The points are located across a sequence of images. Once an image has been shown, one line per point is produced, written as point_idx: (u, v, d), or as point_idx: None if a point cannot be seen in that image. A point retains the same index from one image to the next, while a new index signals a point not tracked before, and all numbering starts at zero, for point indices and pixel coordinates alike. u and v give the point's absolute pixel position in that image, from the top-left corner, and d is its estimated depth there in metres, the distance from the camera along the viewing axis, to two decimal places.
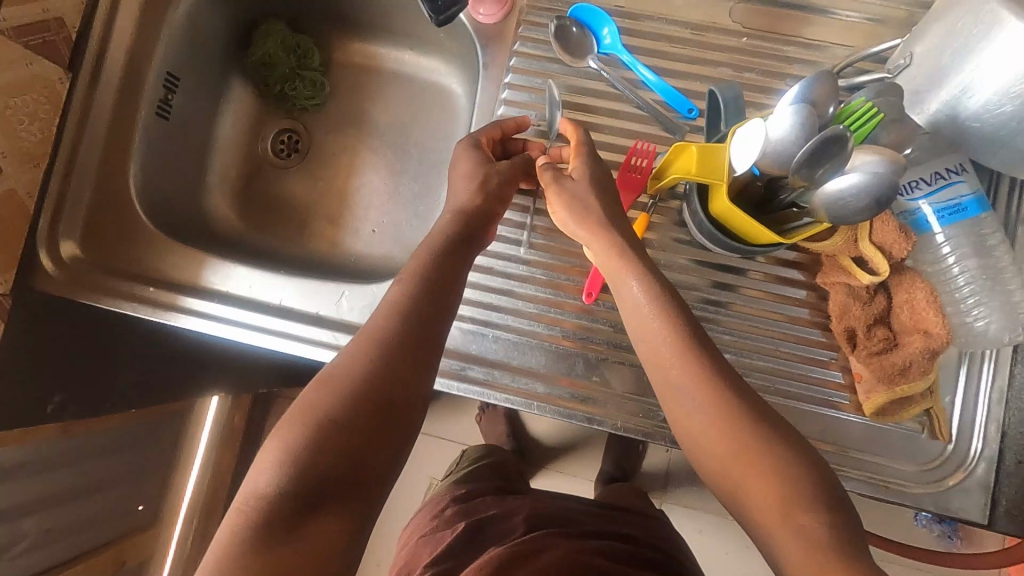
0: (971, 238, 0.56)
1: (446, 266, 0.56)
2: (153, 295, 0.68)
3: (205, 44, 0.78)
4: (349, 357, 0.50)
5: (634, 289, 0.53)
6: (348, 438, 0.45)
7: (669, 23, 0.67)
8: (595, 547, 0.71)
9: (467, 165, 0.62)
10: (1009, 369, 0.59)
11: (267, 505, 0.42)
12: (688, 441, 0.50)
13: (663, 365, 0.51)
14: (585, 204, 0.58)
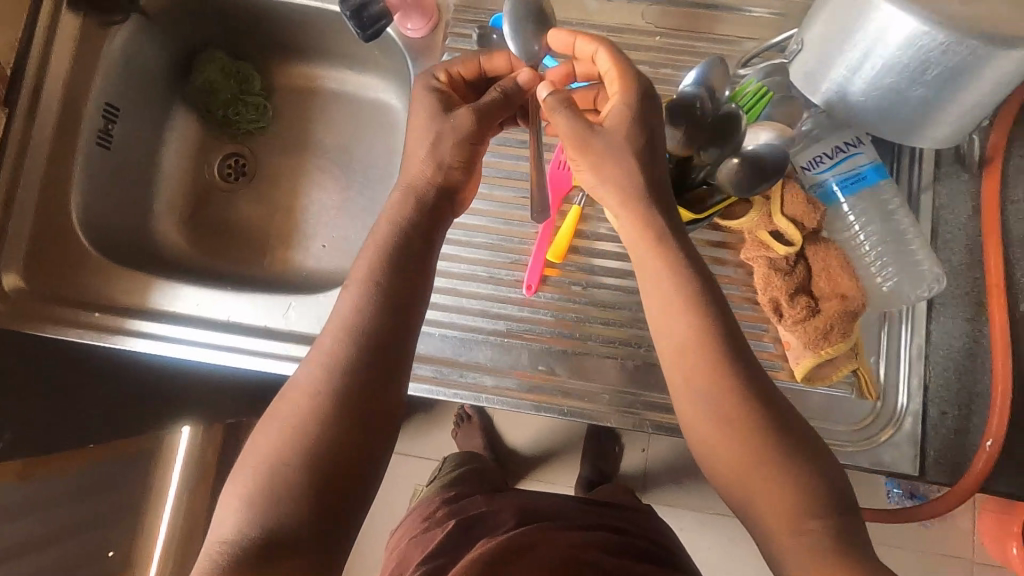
0: (875, 205, 0.60)
1: (406, 260, 0.52)
2: (99, 320, 0.69)
3: (144, 75, 0.80)
4: (304, 384, 0.48)
5: (665, 284, 0.51)
6: (310, 472, 0.44)
7: (588, 28, 0.71)
8: (589, 540, 0.72)
9: (426, 107, 0.57)
10: (925, 327, 0.62)
11: (232, 551, 0.42)
12: (697, 433, 0.49)
13: (691, 361, 0.49)
14: (613, 162, 0.52)
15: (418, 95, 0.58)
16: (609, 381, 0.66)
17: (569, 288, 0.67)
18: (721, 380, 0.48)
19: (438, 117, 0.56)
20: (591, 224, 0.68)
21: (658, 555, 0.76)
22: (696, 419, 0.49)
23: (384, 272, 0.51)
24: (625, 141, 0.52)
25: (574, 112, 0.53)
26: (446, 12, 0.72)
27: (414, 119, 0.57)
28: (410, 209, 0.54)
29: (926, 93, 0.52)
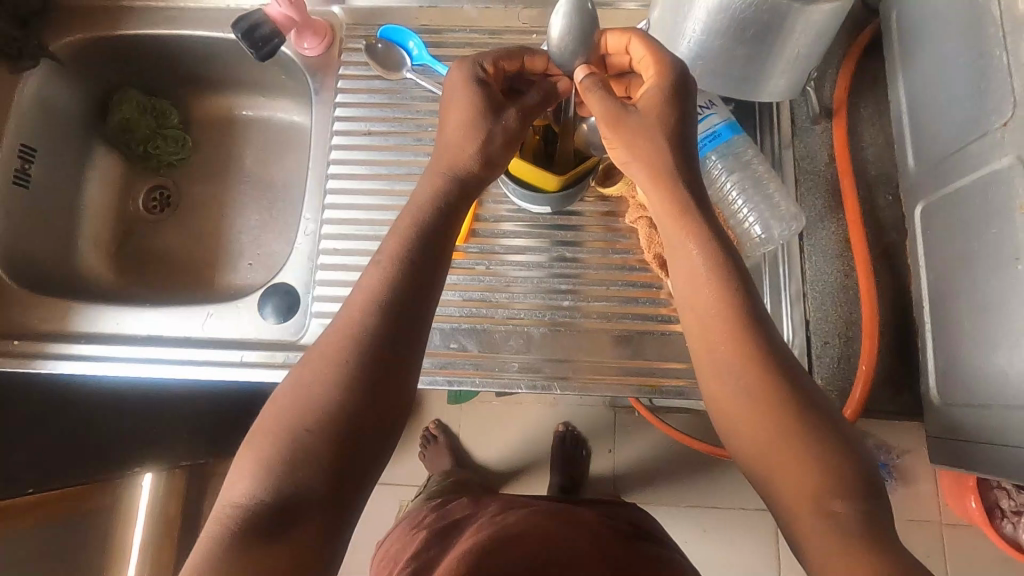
0: (733, 158, 0.65)
1: (432, 240, 0.52)
2: (18, 348, 0.70)
3: (60, 116, 0.83)
4: (325, 358, 0.47)
5: (694, 255, 0.51)
6: (327, 442, 0.44)
7: (470, 32, 0.77)
8: (572, 524, 0.73)
9: (462, 106, 0.56)
10: (800, 265, 0.67)
11: (243, 514, 0.42)
12: (719, 400, 0.49)
13: (713, 327, 0.50)
14: (646, 142, 0.53)
15: (456, 86, 0.56)
16: (517, 350, 0.69)
17: (471, 268, 0.71)
18: (748, 351, 0.48)
19: (485, 114, 0.55)
20: (487, 206, 0.73)
21: (643, 535, 0.78)
22: (723, 396, 0.49)
23: (414, 249, 0.51)
24: (663, 122, 0.53)
25: (610, 95, 0.55)
26: (338, 30, 0.78)
27: (452, 110, 0.56)
28: (444, 188, 0.54)
29: (749, 50, 0.58)
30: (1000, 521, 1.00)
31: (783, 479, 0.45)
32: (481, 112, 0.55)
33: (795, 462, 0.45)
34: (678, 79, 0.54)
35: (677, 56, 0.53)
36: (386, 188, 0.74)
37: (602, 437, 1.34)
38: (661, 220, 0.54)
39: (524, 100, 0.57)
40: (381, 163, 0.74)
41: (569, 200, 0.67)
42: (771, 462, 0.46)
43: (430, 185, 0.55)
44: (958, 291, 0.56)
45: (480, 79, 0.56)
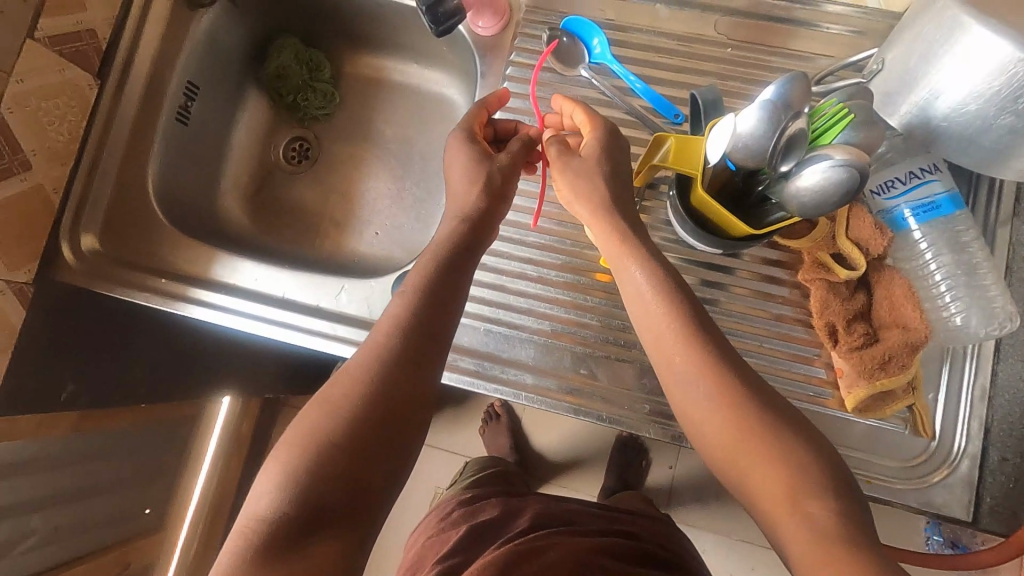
0: (946, 235, 0.57)
1: (453, 273, 0.55)
2: (164, 286, 0.72)
3: (223, 57, 0.83)
4: (346, 376, 0.50)
5: (637, 276, 0.54)
6: (347, 455, 0.46)
7: (657, 35, 0.71)
8: (605, 546, 0.69)
9: (459, 159, 0.63)
10: (991, 367, 0.59)
11: (267, 526, 0.43)
12: (701, 440, 0.50)
13: (668, 352, 0.51)
14: (589, 184, 0.58)
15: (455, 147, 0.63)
16: (649, 391, 0.65)
17: (612, 292, 0.67)
18: (722, 381, 0.49)
19: (480, 161, 0.61)
20: None
21: (679, 565, 0.73)
22: (687, 407, 0.50)
23: (435, 279, 0.54)
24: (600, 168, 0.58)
25: (600, 139, 0.59)
26: (516, 11, 0.73)
27: (453, 164, 0.63)
28: (460, 231, 0.58)
29: (1014, 123, 0.50)
30: None
31: (757, 496, 0.45)
32: (476, 158, 0.61)
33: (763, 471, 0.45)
34: (610, 137, 0.60)
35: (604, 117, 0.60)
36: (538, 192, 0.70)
37: (665, 452, 1.30)
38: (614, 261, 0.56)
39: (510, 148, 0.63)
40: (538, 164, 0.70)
41: (746, 246, 0.59)
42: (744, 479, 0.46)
43: (446, 227, 0.59)
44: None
45: (469, 135, 0.64)
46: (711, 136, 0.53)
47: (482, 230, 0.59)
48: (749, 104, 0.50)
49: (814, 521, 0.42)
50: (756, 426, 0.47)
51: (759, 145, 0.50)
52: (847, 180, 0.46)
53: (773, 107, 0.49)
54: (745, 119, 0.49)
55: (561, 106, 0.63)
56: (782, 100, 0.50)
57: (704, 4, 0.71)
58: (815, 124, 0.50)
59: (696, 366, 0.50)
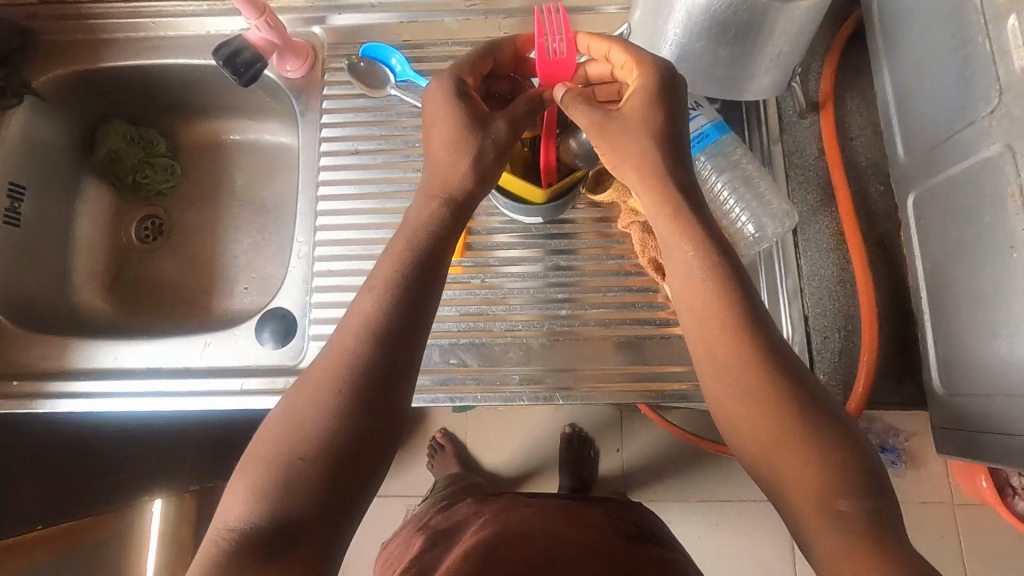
0: (722, 157, 0.65)
1: (429, 263, 0.51)
2: (20, 388, 0.70)
3: (47, 154, 0.83)
4: (316, 381, 0.47)
5: (689, 257, 0.51)
6: (322, 465, 0.44)
7: (452, 46, 0.77)
8: (582, 523, 0.72)
9: (445, 126, 0.54)
10: (796, 262, 0.67)
11: (237, 538, 0.42)
12: (710, 374, 0.49)
13: (694, 300, 0.50)
14: (640, 141, 0.53)
15: (444, 107, 0.54)
16: (518, 362, 0.69)
17: (465, 281, 0.71)
18: (755, 355, 0.47)
19: (471, 130, 0.54)
20: (478, 220, 0.72)
21: (649, 532, 0.76)
22: (717, 383, 0.49)
23: (411, 275, 0.50)
24: (662, 119, 0.53)
25: (653, 84, 0.53)
26: (320, 50, 0.78)
27: (438, 132, 0.54)
28: (434, 207, 0.54)
29: (731, 50, 0.58)
30: (1010, 498, 0.95)
31: (763, 451, 0.47)
32: (469, 127, 0.54)
33: (775, 429, 0.46)
34: (662, 78, 0.53)
35: (660, 56, 0.53)
36: (376, 207, 0.74)
37: (608, 436, 1.33)
38: (650, 217, 0.53)
39: (509, 108, 0.55)
40: (370, 182, 0.74)
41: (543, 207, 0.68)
42: (746, 433, 0.47)
43: (419, 204, 0.54)
44: (960, 274, 0.56)
45: (463, 92, 0.55)
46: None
47: (460, 207, 0.55)
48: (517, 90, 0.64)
49: (846, 520, 0.42)
50: (768, 376, 0.47)
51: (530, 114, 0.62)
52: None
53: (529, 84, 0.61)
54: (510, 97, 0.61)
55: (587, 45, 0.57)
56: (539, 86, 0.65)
57: (485, 10, 0.78)
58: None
59: (730, 343, 0.48)
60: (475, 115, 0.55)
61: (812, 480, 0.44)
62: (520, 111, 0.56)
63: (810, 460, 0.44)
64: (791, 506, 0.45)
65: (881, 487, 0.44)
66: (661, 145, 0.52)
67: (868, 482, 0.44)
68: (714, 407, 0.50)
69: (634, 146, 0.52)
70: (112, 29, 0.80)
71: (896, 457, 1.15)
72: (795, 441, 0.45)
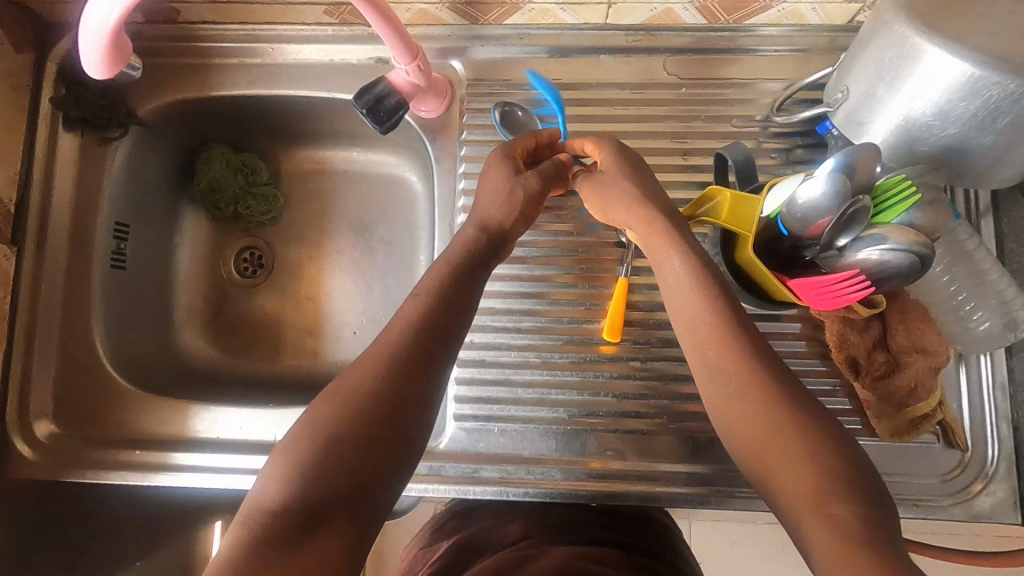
0: (949, 247, 0.57)
1: (469, 276, 0.53)
2: (140, 458, 0.66)
3: (148, 186, 0.76)
4: (361, 370, 0.47)
5: (676, 267, 0.50)
6: (352, 444, 0.43)
7: (607, 87, 0.68)
8: (600, 555, 0.59)
9: (493, 179, 0.58)
10: (1007, 362, 0.59)
11: (270, 517, 0.40)
12: (706, 380, 0.47)
13: (684, 309, 0.49)
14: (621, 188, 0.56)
15: (488, 167, 0.60)
16: (683, 458, 0.63)
17: (625, 363, 0.64)
18: (744, 360, 0.46)
19: (509, 176, 0.58)
20: (640, 293, 0.66)
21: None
22: (715, 393, 0.47)
23: (450, 282, 0.51)
24: (625, 174, 0.57)
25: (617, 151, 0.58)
26: (458, 86, 0.69)
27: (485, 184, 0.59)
28: (477, 240, 0.55)
29: (995, 140, 0.50)
30: None
31: (754, 449, 0.44)
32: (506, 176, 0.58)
33: (766, 419, 0.44)
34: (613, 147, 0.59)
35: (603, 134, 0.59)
36: (523, 273, 0.67)
37: None
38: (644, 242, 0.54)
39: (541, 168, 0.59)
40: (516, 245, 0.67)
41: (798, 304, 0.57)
42: (739, 431, 0.45)
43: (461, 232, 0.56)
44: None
45: (509, 156, 0.60)
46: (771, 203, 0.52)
47: (497, 244, 0.56)
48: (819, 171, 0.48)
49: (838, 521, 0.39)
50: (758, 374, 0.45)
51: (820, 218, 0.48)
52: (910, 265, 0.47)
53: (842, 178, 0.47)
54: (809, 189, 0.48)
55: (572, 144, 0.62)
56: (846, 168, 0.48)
57: (649, 47, 0.68)
58: (878, 197, 0.49)
59: (722, 347, 0.47)
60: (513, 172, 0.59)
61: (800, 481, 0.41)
62: (550, 172, 0.59)
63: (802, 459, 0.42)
64: (785, 504, 0.42)
65: (877, 498, 0.40)
66: (639, 188, 0.55)
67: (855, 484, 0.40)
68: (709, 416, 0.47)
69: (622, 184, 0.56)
70: (224, 53, 0.71)
71: None
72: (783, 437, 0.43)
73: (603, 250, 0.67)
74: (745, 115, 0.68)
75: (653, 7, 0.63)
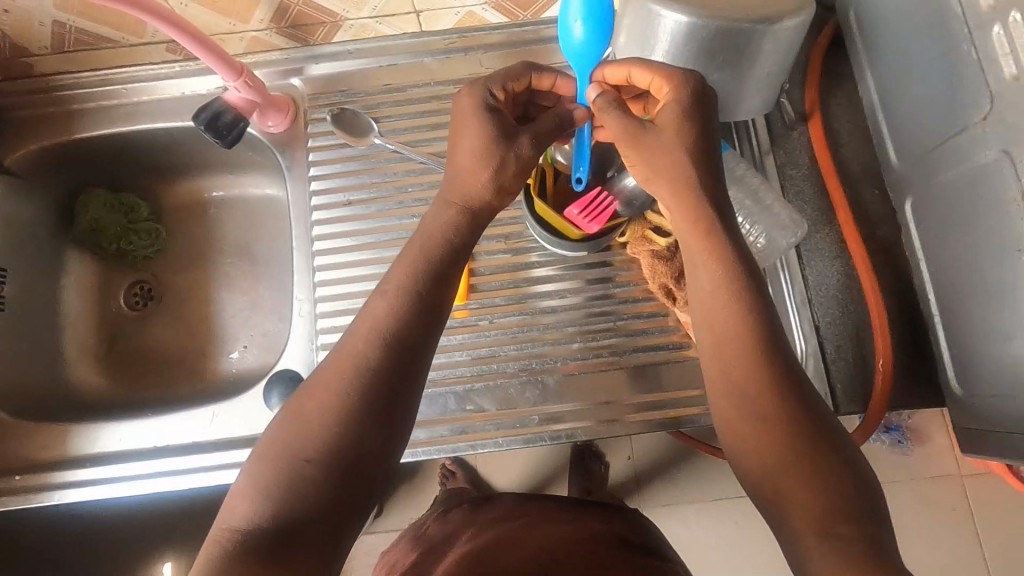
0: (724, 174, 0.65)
1: (446, 274, 0.49)
2: (22, 483, 0.68)
3: (25, 233, 0.80)
4: (329, 379, 0.45)
5: (702, 273, 0.48)
6: (325, 464, 0.42)
7: (435, 86, 0.77)
8: (579, 536, 0.65)
9: (472, 134, 0.52)
10: (801, 272, 0.67)
11: (240, 539, 0.39)
12: (720, 388, 0.47)
13: (710, 313, 0.48)
14: (672, 152, 0.50)
15: (468, 111, 0.52)
16: (536, 402, 0.68)
17: (476, 324, 0.70)
18: (762, 372, 0.45)
19: (497, 139, 0.51)
20: (481, 259, 0.72)
21: (654, 546, 0.68)
22: (727, 403, 0.46)
23: (423, 286, 0.47)
24: (683, 131, 0.50)
25: (684, 100, 0.50)
26: (301, 102, 0.76)
27: (464, 133, 0.52)
28: (457, 226, 0.51)
29: (721, 75, 0.59)
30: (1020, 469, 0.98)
31: (755, 460, 0.44)
32: (493, 139, 0.51)
33: (780, 444, 0.43)
34: (689, 91, 0.51)
35: (689, 71, 0.51)
36: (375, 257, 0.73)
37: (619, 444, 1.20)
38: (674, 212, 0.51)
39: (534, 125, 0.53)
40: (366, 233, 0.73)
41: (599, 240, 0.67)
42: (744, 446, 0.45)
43: (437, 212, 0.52)
44: (963, 260, 0.55)
45: (493, 106, 0.53)
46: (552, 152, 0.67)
47: (477, 225, 0.52)
48: None
49: (842, 548, 0.38)
50: (774, 386, 0.45)
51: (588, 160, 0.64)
52: None
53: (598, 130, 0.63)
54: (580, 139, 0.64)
55: (611, 72, 0.56)
56: None
57: (465, 47, 0.77)
58: None
59: (742, 355, 0.46)
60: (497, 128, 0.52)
61: (801, 500, 0.41)
62: (549, 129, 0.53)
63: (811, 481, 0.41)
64: (783, 519, 0.42)
65: (878, 517, 0.40)
66: (688, 149, 0.50)
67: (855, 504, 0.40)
68: (715, 418, 0.47)
69: (690, 144, 0.50)
70: (84, 99, 0.78)
71: (899, 435, 1.11)
72: (796, 464, 0.42)
73: None
74: None
75: (456, 11, 0.72)
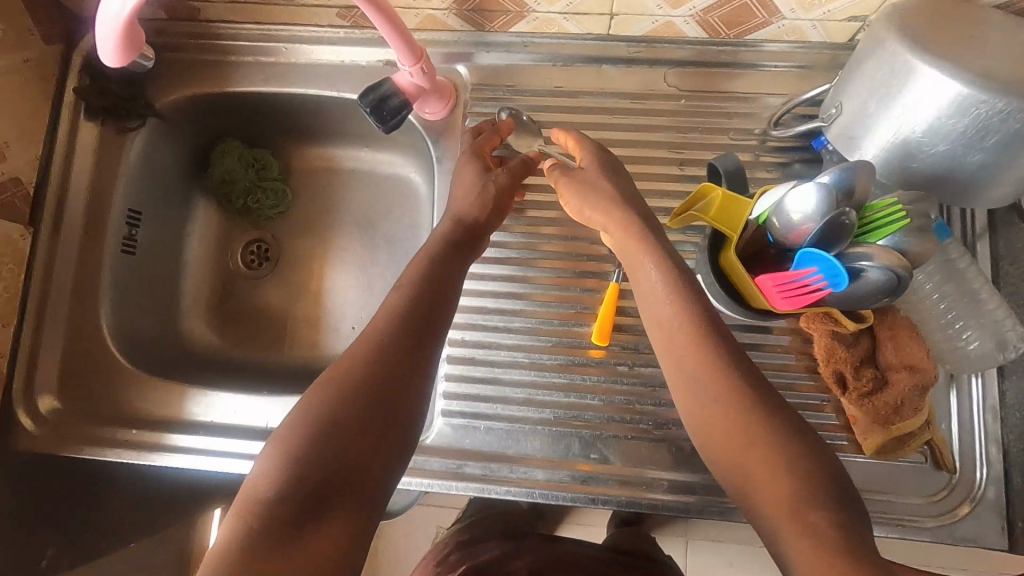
0: (941, 263, 0.58)
1: (445, 268, 0.54)
2: (137, 437, 0.68)
3: (163, 179, 0.79)
4: (351, 358, 0.47)
5: (651, 273, 0.51)
6: (342, 436, 0.43)
7: (607, 96, 0.70)
8: None
9: (466, 175, 0.61)
10: (998, 384, 0.60)
11: (264, 517, 0.40)
12: (681, 391, 0.48)
13: (677, 346, 0.49)
14: (598, 188, 0.57)
15: (464, 162, 0.62)
16: (666, 466, 0.63)
17: (617, 370, 0.65)
18: (721, 371, 0.47)
19: (483, 176, 0.61)
20: (629, 300, 0.67)
21: None
22: (694, 410, 0.47)
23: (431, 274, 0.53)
24: (602, 168, 0.59)
25: (600, 152, 0.60)
26: (463, 91, 0.71)
27: (459, 181, 0.62)
28: (451, 234, 0.57)
29: (984, 159, 0.50)
30: None
31: (733, 462, 0.45)
32: (481, 175, 0.61)
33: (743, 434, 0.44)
34: (597, 149, 0.60)
35: (594, 142, 0.60)
36: (516, 274, 0.68)
37: None
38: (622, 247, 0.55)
39: (511, 163, 0.63)
40: (511, 247, 0.69)
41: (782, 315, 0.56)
42: (719, 449, 0.46)
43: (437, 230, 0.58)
44: None
45: (476, 154, 0.63)
46: (761, 207, 0.53)
47: (475, 237, 0.58)
48: (805, 184, 0.49)
49: (815, 531, 0.39)
50: (735, 388, 0.46)
51: (798, 226, 0.49)
52: (888, 282, 0.47)
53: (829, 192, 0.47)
54: (797, 201, 0.49)
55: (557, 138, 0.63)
56: (840, 185, 0.48)
57: (651, 58, 0.69)
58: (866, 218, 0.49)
59: (697, 361, 0.47)
60: (483, 168, 0.62)
61: (778, 493, 0.42)
62: (519, 165, 0.63)
63: (776, 470, 0.42)
64: (761, 510, 0.43)
65: (847, 501, 0.41)
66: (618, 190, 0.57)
67: (834, 492, 0.42)
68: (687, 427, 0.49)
69: (623, 189, 0.57)
70: (242, 51, 0.75)
71: None
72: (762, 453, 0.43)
73: (599, 256, 0.68)
74: (743, 129, 0.68)
75: (654, 20, 0.64)
